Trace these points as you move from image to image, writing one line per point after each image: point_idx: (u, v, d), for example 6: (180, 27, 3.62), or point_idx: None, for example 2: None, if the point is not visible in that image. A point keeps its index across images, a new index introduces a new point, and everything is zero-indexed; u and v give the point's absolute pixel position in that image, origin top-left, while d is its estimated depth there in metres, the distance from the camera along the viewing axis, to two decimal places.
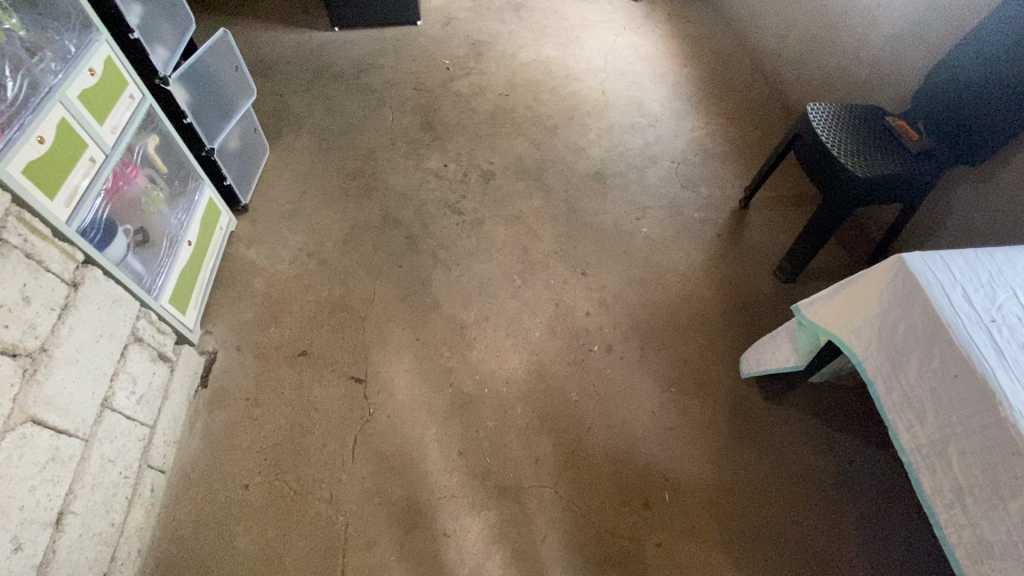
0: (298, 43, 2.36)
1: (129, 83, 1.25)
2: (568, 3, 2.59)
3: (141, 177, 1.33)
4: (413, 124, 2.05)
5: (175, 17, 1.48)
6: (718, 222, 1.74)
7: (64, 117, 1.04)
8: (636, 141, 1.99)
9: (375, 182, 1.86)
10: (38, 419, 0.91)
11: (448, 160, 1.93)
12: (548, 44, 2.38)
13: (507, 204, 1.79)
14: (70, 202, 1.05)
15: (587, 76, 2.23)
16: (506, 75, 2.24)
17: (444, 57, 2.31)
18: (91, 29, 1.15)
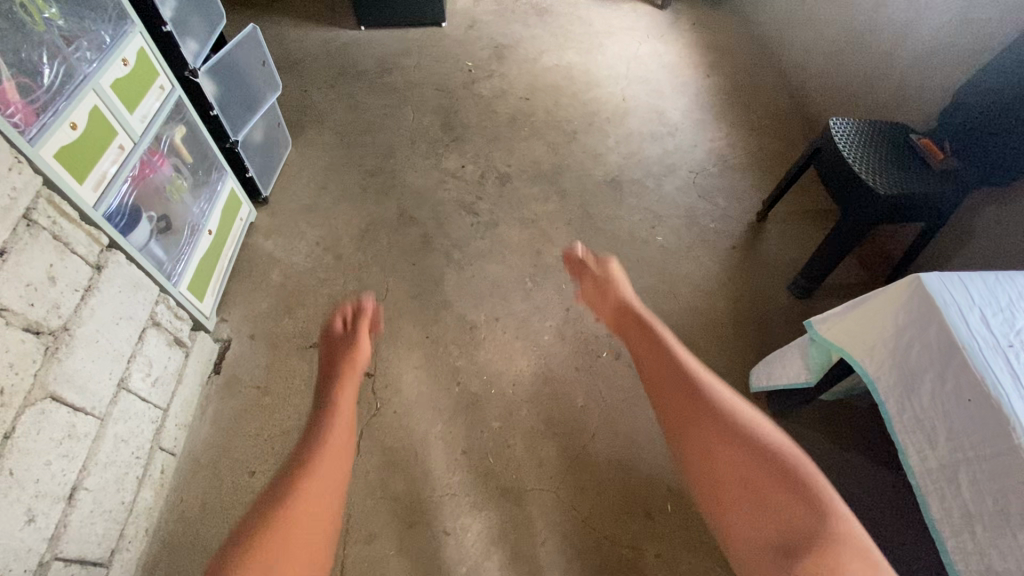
0: (325, 41, 2.41)
1: (159, 74, 1.29)
2: (593, 10, 2.60)
3: (167, 166, 1.37)
4: (434, 124, 2.07)
5: (207, 12, 1.52)
6: (735, 234, 1.73)
7: (96, 105, 1.08)
8: (655, 149, 1.98)
9: (394, 180, 1.88)
10: (57, 396, 0.94)
11: (466, 161, 1.95)
12: (570, 49, 2.39)
13: (522, 207, 1.80)
14: (98, 187, 1.10)
15: (608, 82, 2.24)
16: (528, 78, 2.25)
17: (468, 59, 2.33)
18: (126, 20, 1.18)
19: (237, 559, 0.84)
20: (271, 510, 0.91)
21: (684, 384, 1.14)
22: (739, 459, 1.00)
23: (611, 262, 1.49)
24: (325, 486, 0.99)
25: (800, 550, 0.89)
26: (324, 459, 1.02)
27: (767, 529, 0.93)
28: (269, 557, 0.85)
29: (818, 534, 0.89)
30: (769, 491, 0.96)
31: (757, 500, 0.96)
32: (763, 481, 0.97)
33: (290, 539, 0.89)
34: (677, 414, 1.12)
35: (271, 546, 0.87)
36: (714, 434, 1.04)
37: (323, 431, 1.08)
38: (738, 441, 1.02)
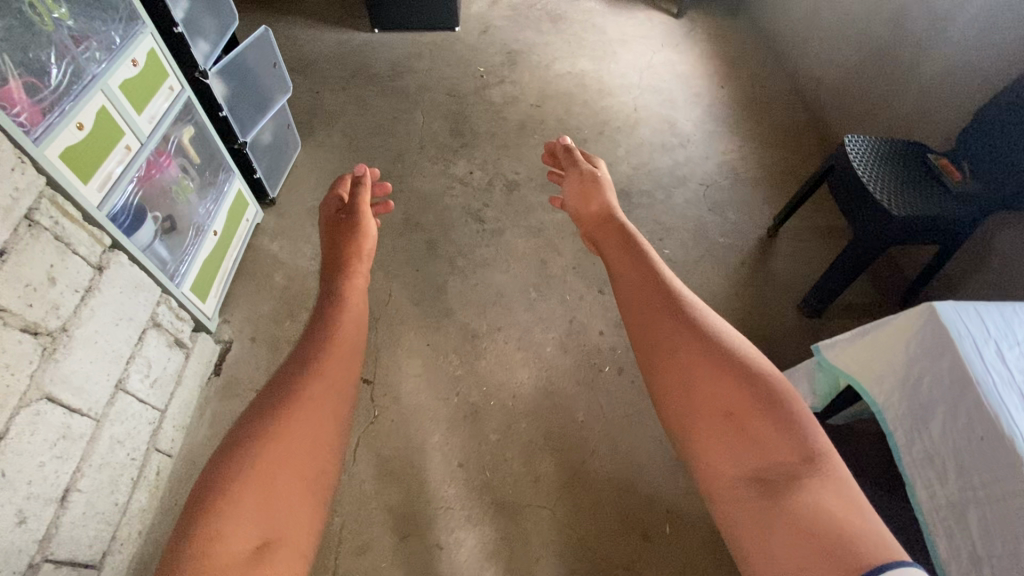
0: (338, 43, 2.41)
1: (169, 75, 1.30)
2: (608, 17, 2.58)
3: (173, 167, 1.37)
4: (443, 130, 2.06)
5: (219, 13, 1.52)
6: (744, 249, 1.70)
7: (103, 105, 1.08)
8: (665, 160, 1.95)
9: (401, 185, 1.88)
10: (53, 397, 0.94)
11: (474, 167, 1.94)
12: (584, 57, 2.37)
13: (529, 216, 1.79)
14: (102, 187, 1.10)
15: (621, 91, 2.22)
16: (539, 85, 2.24)
17: (480, 64, 2.32)
18: (137, 21, 1.18)
19: (230, 470, 0.63)
20: (275, 407, 0.69)
21: (653, 283, 0.82)
22: (713, 374, 0.67)
23: (596, 166, 1.38)
24: (339, 385, 0.76)
25: (784, 493, 0.58)
26: (338, 351, 0.80)
27: (744, 460, 0.61)
28: (272, 466, 0.64)
29: (806, 474, 0.60)
30: (749, 411, 0.64)
31: (732, 423, 0.64)
32: (743, 402, 0.64)
33: (296, 441, 0.67)
34: (636, 319, 0.79)
35: (272, 452, 0.65)
36: (681, 340, 0.71)
37: (337, 320, 0.87)
38: (716, 350, 0.69)
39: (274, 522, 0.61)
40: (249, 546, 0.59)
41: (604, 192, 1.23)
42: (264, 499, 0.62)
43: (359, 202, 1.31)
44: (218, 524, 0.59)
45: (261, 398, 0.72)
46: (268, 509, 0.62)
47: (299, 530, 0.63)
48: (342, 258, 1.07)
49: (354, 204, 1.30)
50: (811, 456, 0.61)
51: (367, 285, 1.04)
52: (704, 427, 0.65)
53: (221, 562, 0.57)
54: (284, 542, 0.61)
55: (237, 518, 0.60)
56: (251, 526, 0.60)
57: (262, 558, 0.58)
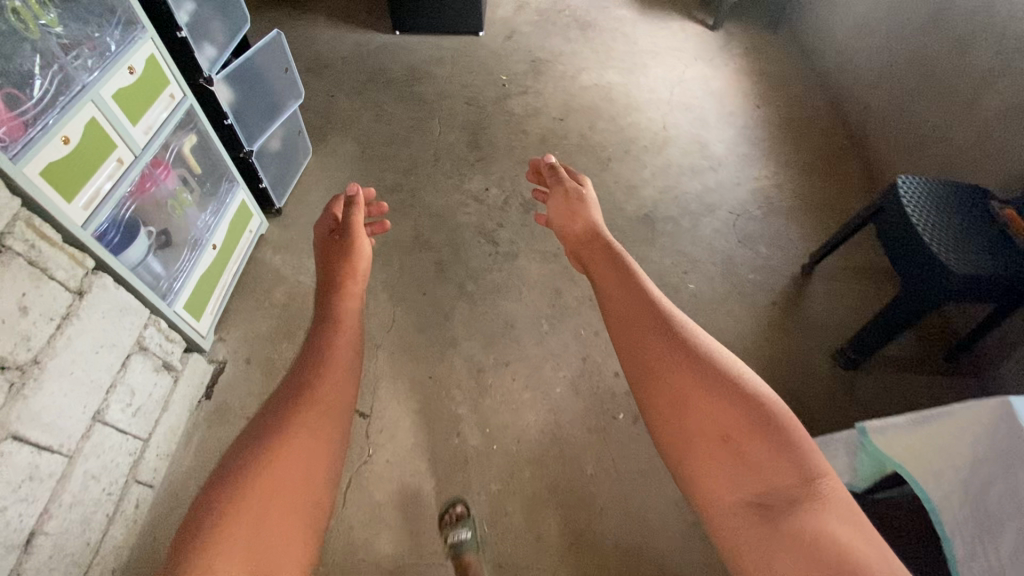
0: (357, 45, 2.33)
1: (170, 82, 1.22)
2: (639, 26, 2.46)
3: (171, 178, 1.30)
4: (460, 141, 1.97)
5: (229, 15, 1.45)
6: (776, 288, 1.57)
7: (93, 117, 1.01)
8: (694, 185, 1.83)
9: (412, 200, 1.79)
10: (20, 435, 0.87)
11: (490, 184, 1.84)
12: (611, 68, 2.26)
13: (545, 239, 1.68)
14: (90, 204, 1.03)
15: (649, 106, 2.10)
16: (564, 97, 2.13)
17: (503, 72, 2.23)
18: (136, 26, 1.11)
19: (219, 507, 0.52)
20: (268, 428, 0.59)
21: (636, 298, 0.77)
22: (703, 393, 0.62)
23: (583, 185, 1.31)
24: (341, 404, 0.66)
25: (784, 519, 0.53)
26: (335, 366, 0.70)
27: (741, 485, 0.56)
28: (262, 497, 0.53)
29: (810, 499, 0.55)
30: (745, 431, 0.59)
31: (728, 446, 0.59)
32: (738, 423, 0.59)
33: (289, 465, 0.56)
34: (619, 337, 0.74)
35: (264, 481, 0.54)
36: (667, 359, 0.67)
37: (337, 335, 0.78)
38: (708, 368, 0.64)
39: (263, 569, 0.49)
40: None
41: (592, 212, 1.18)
42: (257, 539, 0.50)
43: (356, 220, 1.19)
44: (203, 572, 0.47)
45: (254, 422, 0.61)
46: (260, 549, 0.50)
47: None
48: (335, 275, 0.98)
49: (347, 222, 1.18)
50: (812, 478, 0.56)
51: (360, 306, 0.95)
52: (695, 449, 0.60)
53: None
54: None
55: (225, 561, 0.48)
56: (237, 571, 0.48)
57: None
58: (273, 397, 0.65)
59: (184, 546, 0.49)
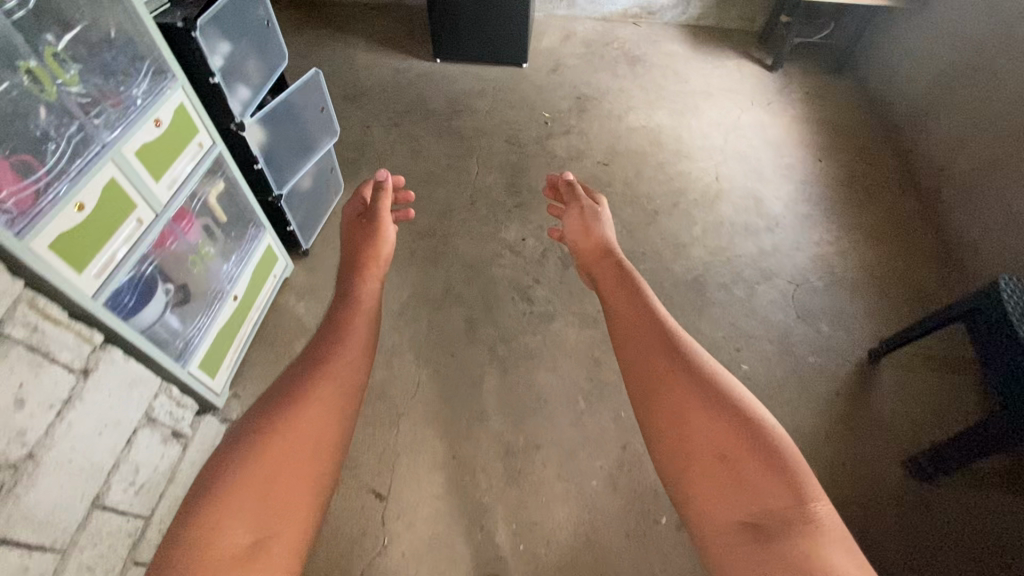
0: (397, 71, 2.25)
1: (199, 131, 1.14)
2: (692, 63, 2.33)
3: (195, 230, 1.22)
4: (498, 184, 1.87)
5: (266, 53, 1.37)
6: (838, 375, 1.42)
7: (113, 177, 0.93)
8: (749, 247, 1.69)
9: (445, 247, 1.69)
10: (9, 539, 0.78)
11: (528, 233, 1.73)
12: (661, 109, 2.13)
13: (585, 299, 1.56)
14: (104, 271, 0.95)
15: (700, 154, 1.96)
16: (609, 140, 2.01)
17: (545, 109, 2.12)
18: (166, 75, 1.03)
19: (228, 467, 0.57)
20: (283, 403, 0.63)
21: (647, 320, 0.78)
22: (706, 415, 0.63)
23: (598, 199, 1.32)
24: (348, 388, 0.68)
25: (775, 540, 0.53)
26: (349, 353, 0.72)
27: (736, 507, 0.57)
28: (267, 470, 0.57)
29: (804, 522, 0.54)
30: (744, 452, 0.60)
31: (727, 466, 0.60)
32: (738, 446, 0.60)
33: (298, 441, 0.60)
34: (627, 358, 0.76)
35: (269, 459, 0.58)
36: (675, 383, 0.68)
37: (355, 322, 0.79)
38: (711, 392, 0.65)
39: (267, 522, 0.55)
40: (241, 549, 0.52)
41: (603, 221, 1.20)
42: (262, 501, 0.55)
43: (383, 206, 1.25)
44: (213, 519, 0.53)
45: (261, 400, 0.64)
46: (265, 508, 0.55)
47: (293, 533, 0.55)
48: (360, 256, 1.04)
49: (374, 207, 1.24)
50: (808, 502, 0.56)
51: (382, 288, 0.96)
52: (696, 470, 0.61)
53: (216, 559, 0.51)
54: (279, 541, 0.54)
55: (228, 513, 0.53)
56: (242, 522, 0.53)
57: (254, 560, 0.51)
58: (286, 376, 0.69)
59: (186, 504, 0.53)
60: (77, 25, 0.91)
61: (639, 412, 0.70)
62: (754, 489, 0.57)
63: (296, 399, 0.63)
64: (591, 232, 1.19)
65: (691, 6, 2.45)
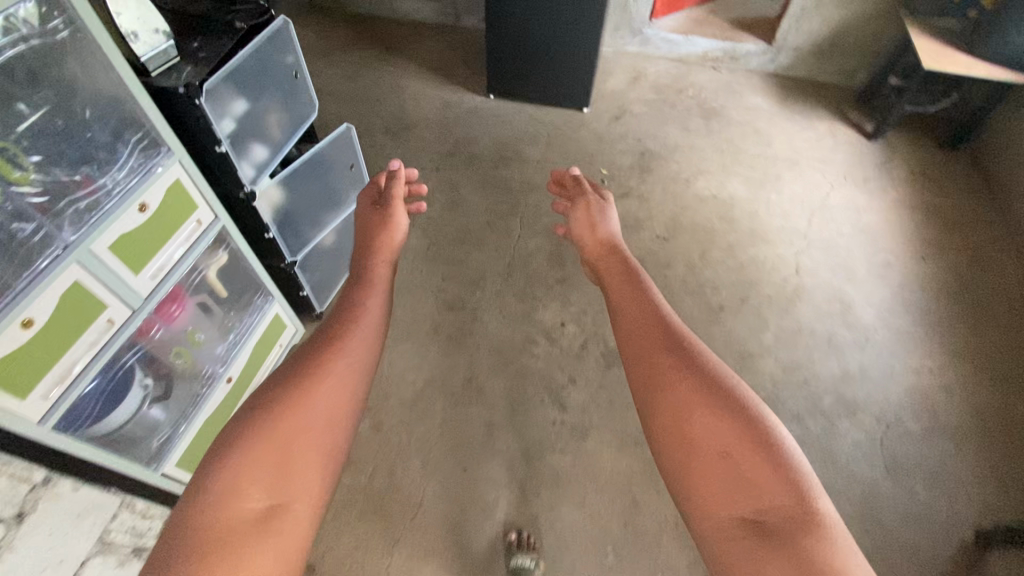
0: (444, 105, 2.07)
1: (200, 206, 0.98)
2: (776, 122, 2.05)
3: (187, 310, 1.06)
4: (541, 251, 1.65)
5: (292, 105, 1.21)
6: (932, 560, 1.15)
7: (77, 281, 0.78)
8: (828, 366, 1.42)
9: (473, 324, 1.49)
10: None
11: (568, 317, 1.51)
12: (736, 175, 1.86)
13: (627, 412, 1.33)
14: (58, 388, 0.80)
15: (778, 237, 1.69)
16: (672, 209, 1.77)
17: (604, 164, 1.89)
18: (161, 147, 0.87)
19: (240, 435, 0.58)
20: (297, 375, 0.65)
21: (646, 312, 0.74)
22: (706, 408, 0.59)
23: (606, 192, 1.20)
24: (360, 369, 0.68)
25: (781, 539, 0.51)
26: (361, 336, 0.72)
27: (739, 503, 0.54)
28: (279, 443, 0.58)
29: (806, 525, 0.52)
30: (745, 449, 0.56)
31: (729, 464, 0.56)
32: (742, 441, 0.57)
33: (311, 410, 0.62)
34: (627, 347, 0.71)
35: (284, 427, 0.59)
36: (675, 373, 0.63)
37: (365, 308, 0.77)
38: (708, 382, 0.62)
39: (281, 484, 0.57)
40: (257, 509, 0.54)
41: (610, 216, 1.09)
42: (276, 466, 0.57)
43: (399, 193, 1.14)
44: (229, 482, 0.55)
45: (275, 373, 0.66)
46: (278, 472, 0.57)
47: (307, 503, 0.57)
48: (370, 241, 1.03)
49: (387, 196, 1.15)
50: (807, 502, 0.53)
51: (391, 275, 0.96)
52: (695, 464, 0.57)
53: (228, 522, 0.53)
54: (294, 505, 0.56)
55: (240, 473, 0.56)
56: (257, 489, 0.55)
57: (270, 521, 0.54)
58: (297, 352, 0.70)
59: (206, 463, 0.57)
60: (41, 108, 0.76)
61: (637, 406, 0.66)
62: (758, 486, 0.54)
63: (312, 373, 0.65)
64: (597, 229, 1.07)
65: (782, 54, 2.16)
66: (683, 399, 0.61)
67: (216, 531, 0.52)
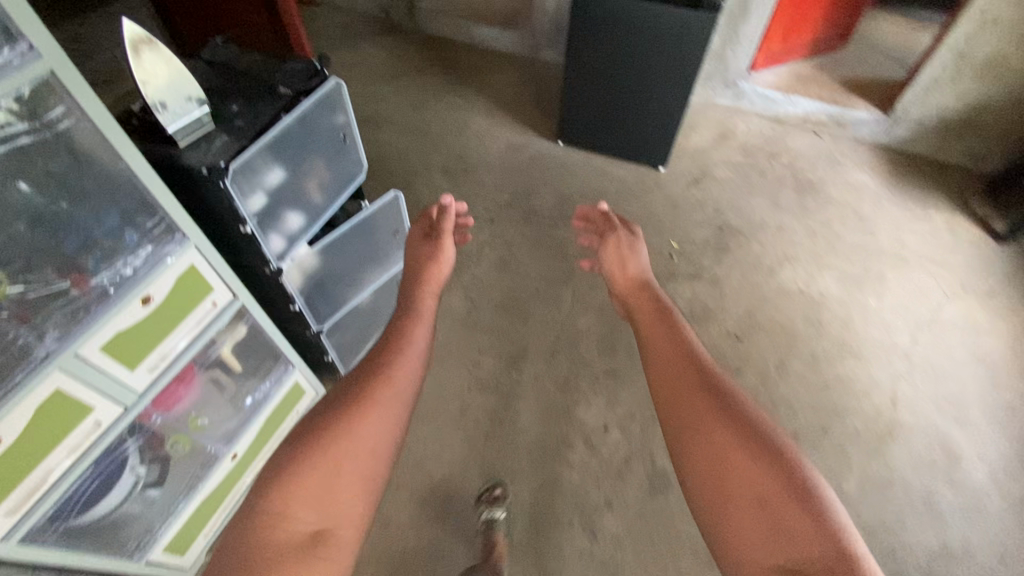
0: (508, 147, 1.92)
1: (217, 288, 0.87)
2: (883, 206, 1.77)
3: (194, 388, 0.97)
4: (592, 332, 1.47)
5: (336, 167, 1.08)
6: None
7: (59, 389, 0.69)
8: (919, 536, 1.18)
9: (505, 412, 1.34)
10: None
11: (613, 420, 1.32)
12: (828, 268, 1.62)
13: (667, 556, 1.16)
14: (25, 502, 0.71)
15: (873, 354, 1.44)
16: (749, 300, 1.54)
17: (675, 235, 1.69)
18: (174, 234, 0.77)
19: (287, 461, 0.58)
20: (349, 393, 0.65)
21: (680, 349, 0.73)
22: (741, 454, 0.58)
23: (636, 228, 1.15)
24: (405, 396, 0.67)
25: None
26: (404, 365, 0.71)
27: (777, 552, 0.51)
28: (333, 460, 0.58)
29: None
30: (782, 496, 0.54)
31: (764, 510, 0.54)
32: (776, 488, 0.55)
33: (364, 430, 0.61)
34: (659, 385, 0.70)
35: (329, 452, 0.59)
36: (708, 414, 0.62)
37: (410, 336, 0.77)
38: (743, 424, 0.60)
39: (330, 508, 0.56)
40: (306, 534, 0.54)
41: (640, 251, 1.04)
42: (327, 485, 0.57)
43: (451, 226, 1.09)
44: (281, 505, 0.55)
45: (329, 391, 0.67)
46: (326, 492, 0.57)
47: (353, 526, 0.56)
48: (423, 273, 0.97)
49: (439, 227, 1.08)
50: (853, 556, 0.50)
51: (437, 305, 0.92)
52: (729, 512, 0.56)
53: (277, 548, 0.52)
54: (341, 532, 0.55)
55: (295, 493, 0.56)
56: (308, 512, 0.55)
57: (317, 546, 0.53)
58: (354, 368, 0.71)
59: (262, 484, 0.57)
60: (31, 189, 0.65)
61: (666, 445, 0.64)
62: (795, 537, 0.51)
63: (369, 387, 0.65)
64: (627, 263, 1.02)
65: (899, 126, 1.88)
66: (715, 439, 0.60)
67: (267, 554, 0.52)
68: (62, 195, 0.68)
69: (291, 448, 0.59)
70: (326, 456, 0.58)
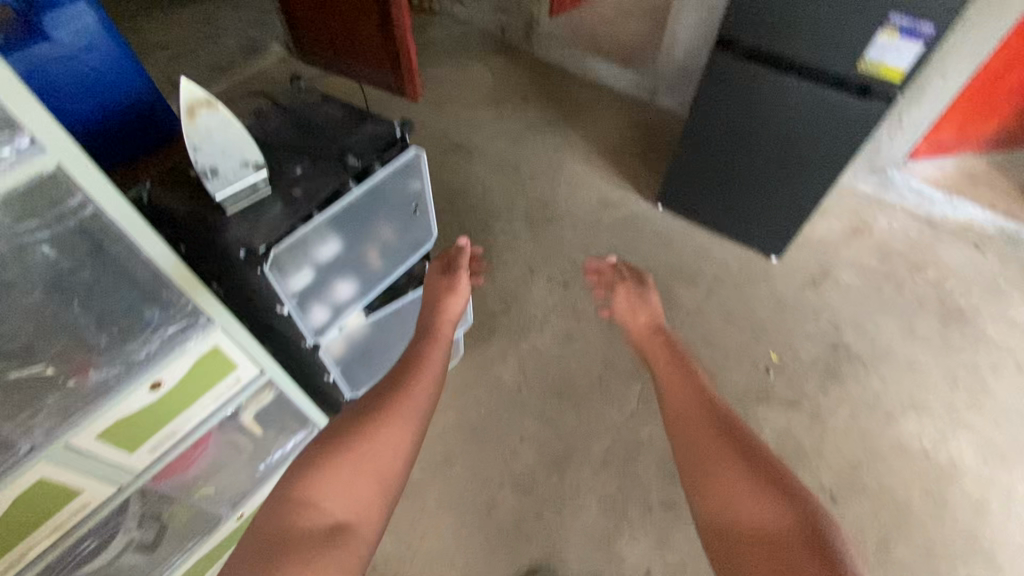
0: (601, 202, 1.74)
1: (242, 364, 0.78)
2: None
3: (206, 451, 0.88)
4: (655, 447, 1.27)
5: (405, 232, 0.96)
6: None
7: (42, 478, 0.61)
8: None
9: (537, 521, 1.18)
10: None
11: (660, 565, 1.13)
12: (967, 429, 1.30)
13: None
14: None
15: (1008, 561, 1.14)
16: (855, 449, 1.27)
17: (777, 346, 1.44)
18: (200, 316, 0.68)
19: (320, 455, 0.65)
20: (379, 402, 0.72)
21: (697, 400, 0.76)
22: (755, 498, 0.61)
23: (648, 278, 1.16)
24: (419, 402, 0.73)
25: None
26: (424, 383, 0.77)
27: None
28: (360, 458, 0.65)
29: None
30: (794, 540, 0.56)
31: (778, 553, 0.55)
32: (787, 528, 0.57)
33: (385, 435, 0.68)
34: (679, 435, 0.73)
35: (359, 449, 0.65)
36: (723, 460, 0.65)
37: (430, 356, 0.82)
38: (756, 470, 0.63)
39: (354, 501, 0.62)
40: (328, 524, 0.59)
41: (652, 300, 1.06)
42: (354, 476, 0.63)
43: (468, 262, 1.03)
44: (311, 495, 0.61)
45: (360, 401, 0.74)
46: (354, 483, 0.63)
47: (372, 517, 0.63)
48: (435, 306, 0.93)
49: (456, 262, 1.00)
50: None
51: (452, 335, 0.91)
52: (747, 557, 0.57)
53: (302, 534, 0.58)
54: (362, 524, 0.61)
55: (326, 485, 0.62)
56: (335, 503, 0.61)
57: (338, 535, 0.59)
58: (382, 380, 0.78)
59: (292, 479, 0.63)
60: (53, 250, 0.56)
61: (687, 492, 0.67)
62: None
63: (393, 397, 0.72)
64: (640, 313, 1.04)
65: None
66: (729, 483, 0.63)
67: (295, 536, 0.58)
68: (83, 250, 0.58)
69: (320, 448, 0.66)
70: (352, 454, 0.65)
